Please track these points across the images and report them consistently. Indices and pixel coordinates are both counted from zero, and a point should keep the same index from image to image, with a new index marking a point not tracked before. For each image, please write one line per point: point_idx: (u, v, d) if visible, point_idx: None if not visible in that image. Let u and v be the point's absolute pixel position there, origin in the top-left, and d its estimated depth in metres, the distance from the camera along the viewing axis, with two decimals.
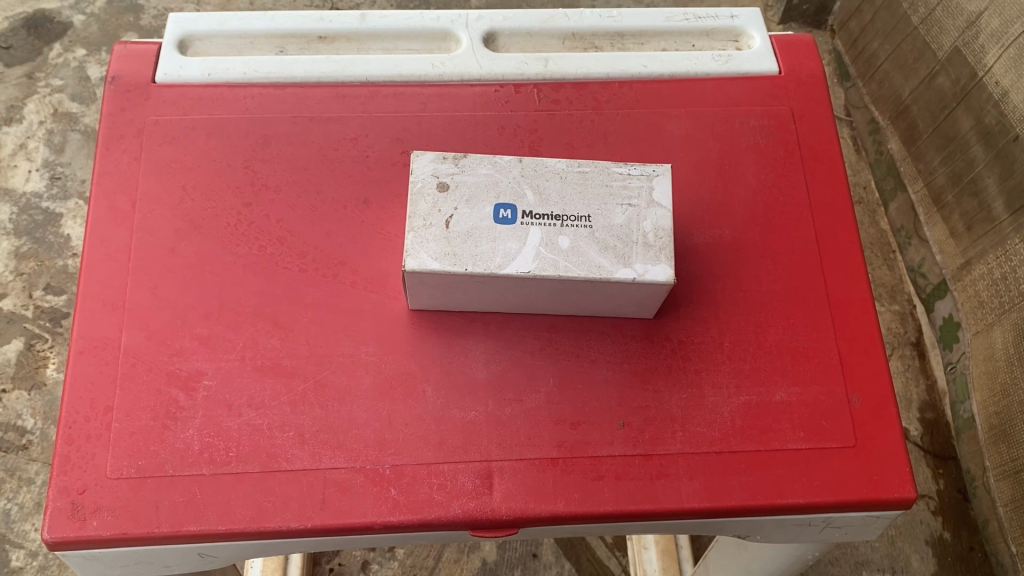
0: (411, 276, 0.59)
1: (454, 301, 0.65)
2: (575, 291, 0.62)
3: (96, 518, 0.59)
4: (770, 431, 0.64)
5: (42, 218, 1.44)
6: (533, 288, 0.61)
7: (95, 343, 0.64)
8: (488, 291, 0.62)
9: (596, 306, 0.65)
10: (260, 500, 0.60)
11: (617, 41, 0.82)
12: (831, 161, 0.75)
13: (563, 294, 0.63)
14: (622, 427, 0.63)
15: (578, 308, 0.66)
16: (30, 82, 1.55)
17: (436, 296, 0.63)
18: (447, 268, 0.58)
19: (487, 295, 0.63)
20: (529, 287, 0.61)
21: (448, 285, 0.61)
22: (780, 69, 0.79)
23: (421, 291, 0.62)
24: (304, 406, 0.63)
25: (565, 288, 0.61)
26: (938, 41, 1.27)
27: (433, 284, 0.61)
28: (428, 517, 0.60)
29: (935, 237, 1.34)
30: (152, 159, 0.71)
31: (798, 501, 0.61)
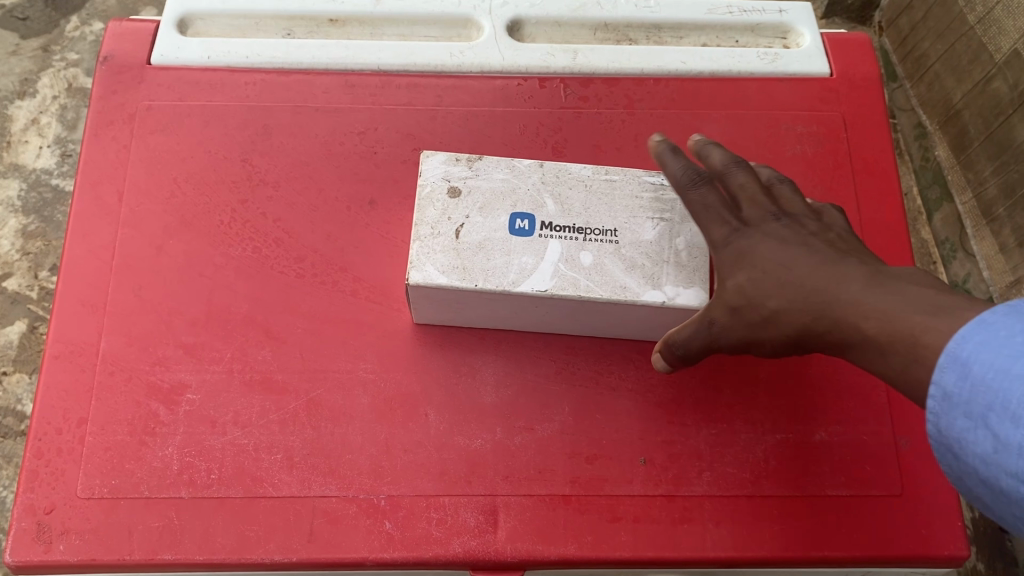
0: (413, 289, 0.53)
1: (463, 318, 0.58)
2: (597, 313, 0.55)
3: (63, 542, 0.54)
4: (807, 474, 0.58)
5: (51, 196, 1.23)
6: (550, 308, 0.55)
7: (72, 348, 0.59)
8: (500, 309, 0.56)
9: (621, 328, 0.58)
10: (242, 529, 0.55)
11: (653, 34, 0.75)
12: (885, 175, 0.68)
13: (584, 315, 0.56)
14: (644, 463, 0.57)
15: (600, 330, 0.59)
16: (46, 55, 1.33)
17: (443, 311, 0.57)
18: (455, 283, 0.52)
19: (499, 312, 0.57)
20: (545, 306, 0.55)
21: (456, 301, 0.55)
22: (832, 71, 0.72)
23: (425, 305, 0.56)
24: (294, 427, 0.57)
25: (586, 309, 0.55)
26: (996, 42, 1.17)
27: (438, 299, 0.55)
28: (425, 556, 0.54)
29: (982, 251, 1.23)
30: (143, 148, 0.65)
31: (837, 554, 0.56)
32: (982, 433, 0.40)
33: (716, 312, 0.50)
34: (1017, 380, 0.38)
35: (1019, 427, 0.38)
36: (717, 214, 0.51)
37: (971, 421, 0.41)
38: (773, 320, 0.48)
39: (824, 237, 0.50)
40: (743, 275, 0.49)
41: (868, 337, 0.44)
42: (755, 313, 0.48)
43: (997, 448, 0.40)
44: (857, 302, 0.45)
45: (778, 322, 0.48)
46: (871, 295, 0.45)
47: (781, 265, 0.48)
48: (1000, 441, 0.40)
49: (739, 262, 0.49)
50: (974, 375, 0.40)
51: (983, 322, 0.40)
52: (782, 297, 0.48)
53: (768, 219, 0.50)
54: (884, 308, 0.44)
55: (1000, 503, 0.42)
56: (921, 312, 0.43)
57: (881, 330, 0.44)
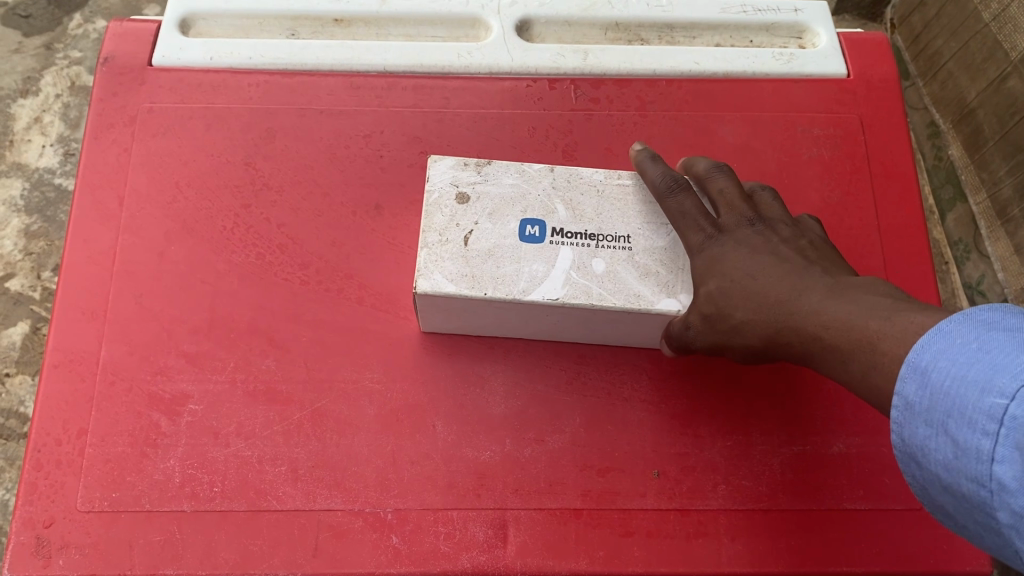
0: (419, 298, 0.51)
1: (470, 326, 0.57)
2: (610, 321, 0.54)
3: (63, 556, 0.53)
4: (825, 487, 0.56)
5: (54, 195, 1.22)
6: (561, 317, 0.53)
7: (71, 357, 0.58)
8: (509, 317, 0.54)
9: (633, 336, 0.57)
10: (245, 544, 0.53)
11: (665, 33, 0.73)
12: (904, 178, 0.66)
13: (596, 324, 0.54)
14: (657, 476, 0.56)
15: (612, 339, 0.57)
16: (49, 53, 1.31)
17: (450, 319, 0.56)
18: (464, 292, 0.50)
19: (508, 320, 0.55)
20: (556, 315, 0.53)
21: (465, 309, 0.53)
22: (849, 72, 0.70)
23: (431, 313, 0.55)
24: (299, 438, 0.56)
25: (598, 317, 0.53)
26: (1011, 40, 1.15)
27: (446, 307, 0.53)
28: (432, 571, 0.53)
29: (997, 252, 1.21)
30: (144, 152, 0.64)
31: (855, 569, 0.54)
32: (942, 440, 0.39)
33: (691, 318, 0.49)
34: (971, 383, 0.38)
35: (975, 431, 0.38)
36: (693, 222, 0.52)
37: (931, 429, 0.40)
38: (742, 326, 0.49)
39: (795, 244, 0.51)
40: (714, 282, 0.49)
41: (828, 346, 0.45)
42: (725, 321, 0.49)
43: (956, 454, 0.39)
44: (817, 312, 0.46)
45: (746, 330, 0.49)
46: (829, 303, 0.46)
47: (749, 273, 0.49)
48: (960, 447, 0.39)
49: (710, 269, 0.50)
50: (933, 383, 0.39)
51: (940, 329, 0.40)
52: (749, 306, 0.49)
53: (743, 228, 0.51)
54: (843, 314, 0.45)
55: (965, 512, 0.40)
56: (877, 317, 0.44)
57: (839, 336, 0.45)
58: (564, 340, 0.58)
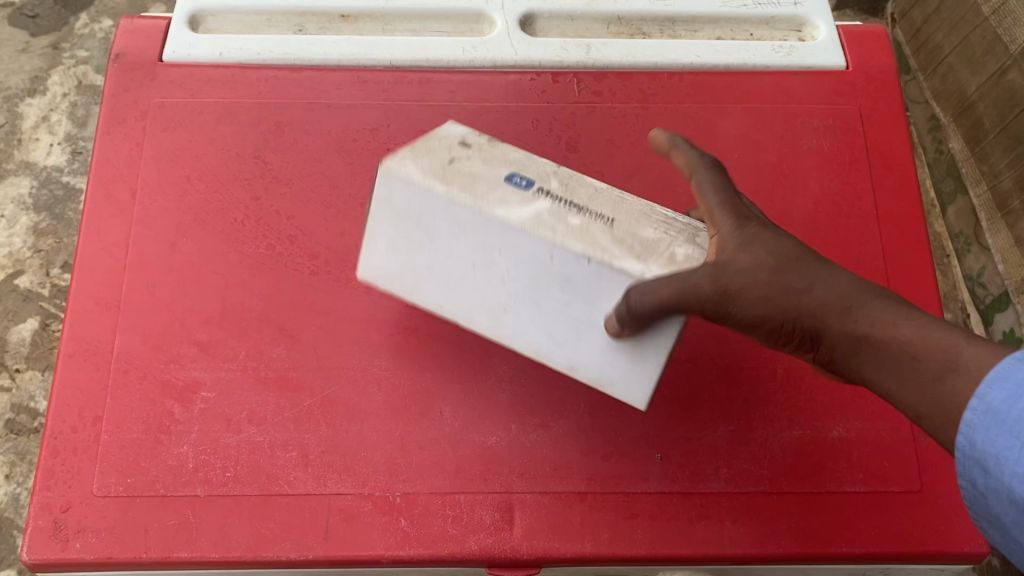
0: (392, 186, 0.49)
1: (419, 286, 0.51)
2: (560, 296, 0.48)
3: (80, 540, 0.54)
4: (825, 470, 0.57)
5: (62, 193, 1.23)
6: (511, 268, 0.48)
7: (86, 347, 0.59)
8: (460, 261, 0.50)
9: (584, 347, 0.49)
10: (258, 527, 0.55)
11: (667, 27, 0.74)
12: (903, 168, 0.67)
13: (544, 293, 0.48)
14: (660, 460, 0.57)
15: (560, 348, 0.50)
16: (55, 52, 1.32)
17: (401, 251, 0.51)
18: (430, 182, 0.48)
19: (458, 268, 0.50)
20: (507, 255, 0.48)
21: (423, 222, 0.50)
22: (848, 64, 0.71)
23: (395, 237, 0.51)
24: (310, 425, 0.57)
25: (549, 273, 0.47)
26: (1011, 33, 1.16)
27: (405, 212, 0.50)
28: (441, 553, 0.54)
29: (997, 244, 1.21)
30: (155, 146, 0.65)
31: (854, 550, 0.55)
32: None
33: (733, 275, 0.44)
34: None
35: None
36: (736, 203, 0.48)
37: (1014, 440, 0.37)
38: (787, 281, 0.44)
39: None
40: (771, 252, 0.45)
41: (899, 339, 0.41)
42: (782, 288, 0.44)
43: None
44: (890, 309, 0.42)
45: (805, 305, 0.43)
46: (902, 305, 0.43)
47: (811, 259, 0.45)
48: None
49: (762, 240, 0.45)
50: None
51: None
52: (810, 282, 0.44)
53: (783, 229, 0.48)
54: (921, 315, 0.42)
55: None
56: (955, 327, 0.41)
57: (917, 334, 0.41)
58: (510, 340, 0.50)
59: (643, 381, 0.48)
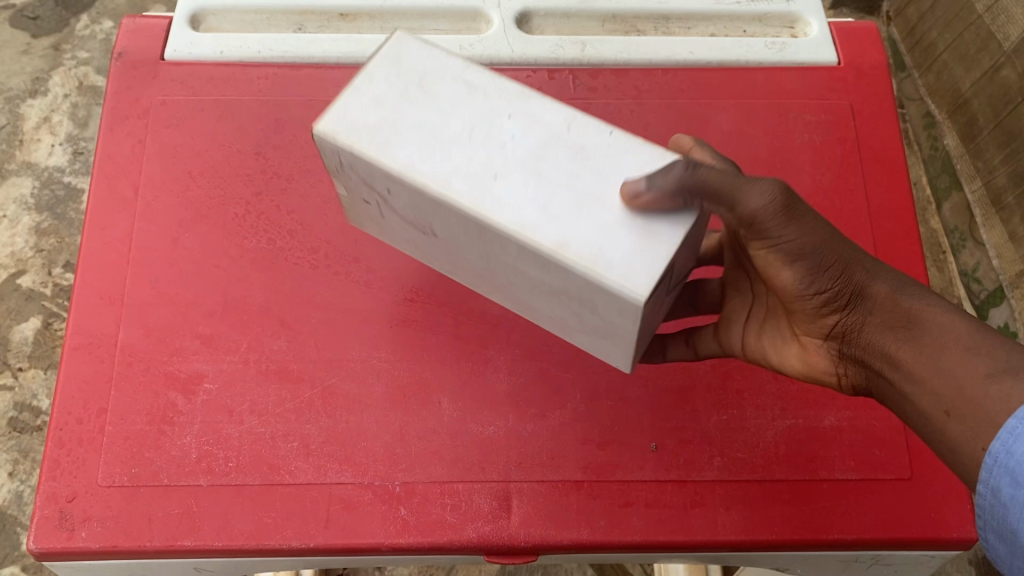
0: (408, 51, 0.49)
1: (393, 142, 0.45)
2: (563, 168, 0.45)
3: (85, 529, 0.55)
4: (817, 459, 0.58)
5: (63, 193, 1.24)
6: (513, 133, 0.46)
7: (90, 340, 0.60)
8: (456, 121, 0.46)
9: (583, 221, 0.43)
10: (260, 516, 0.55)
11: (661, 25, 0.75)
12: (894, 162, 0.68)
13: (542, 162, 0.45)
14: (655, 449, 0.58)
15: (552, 222, 0.42)
16: (56, 54, 1.33)
17: (382, 102, 0.47)
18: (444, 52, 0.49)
19: (449, 128, 0.46)
20: (512, 121, 0.46)
21: (424, 79, 0.48)
22: (840, 60, 0.72)
23: (384, 92, 0.47)
24: (310, 416, 0.58)
25: (553, 146, 0.45)
26: (1005, 31, 1.16)
27: (408, 70, 0.48)
28: (440, 541, 0.55)
29: (992, 240, 1.22)
30: (157, 143, 0.66)
31: (847, 537, 0.56)
32: None
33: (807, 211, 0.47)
34: None
35: None
36: None
37: None
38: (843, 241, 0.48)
39: None
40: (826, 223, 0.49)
41: (943, 321, 0.46)
42: (843, 244, 0.48)
43: None
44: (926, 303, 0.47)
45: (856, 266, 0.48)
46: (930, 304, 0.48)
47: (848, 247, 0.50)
48: None
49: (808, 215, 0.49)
50: None
51: None
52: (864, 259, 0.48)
53: None
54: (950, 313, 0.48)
55: None
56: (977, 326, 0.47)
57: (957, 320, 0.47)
58: (491, 212, 0.43)
59: (650, 269, 0.41)
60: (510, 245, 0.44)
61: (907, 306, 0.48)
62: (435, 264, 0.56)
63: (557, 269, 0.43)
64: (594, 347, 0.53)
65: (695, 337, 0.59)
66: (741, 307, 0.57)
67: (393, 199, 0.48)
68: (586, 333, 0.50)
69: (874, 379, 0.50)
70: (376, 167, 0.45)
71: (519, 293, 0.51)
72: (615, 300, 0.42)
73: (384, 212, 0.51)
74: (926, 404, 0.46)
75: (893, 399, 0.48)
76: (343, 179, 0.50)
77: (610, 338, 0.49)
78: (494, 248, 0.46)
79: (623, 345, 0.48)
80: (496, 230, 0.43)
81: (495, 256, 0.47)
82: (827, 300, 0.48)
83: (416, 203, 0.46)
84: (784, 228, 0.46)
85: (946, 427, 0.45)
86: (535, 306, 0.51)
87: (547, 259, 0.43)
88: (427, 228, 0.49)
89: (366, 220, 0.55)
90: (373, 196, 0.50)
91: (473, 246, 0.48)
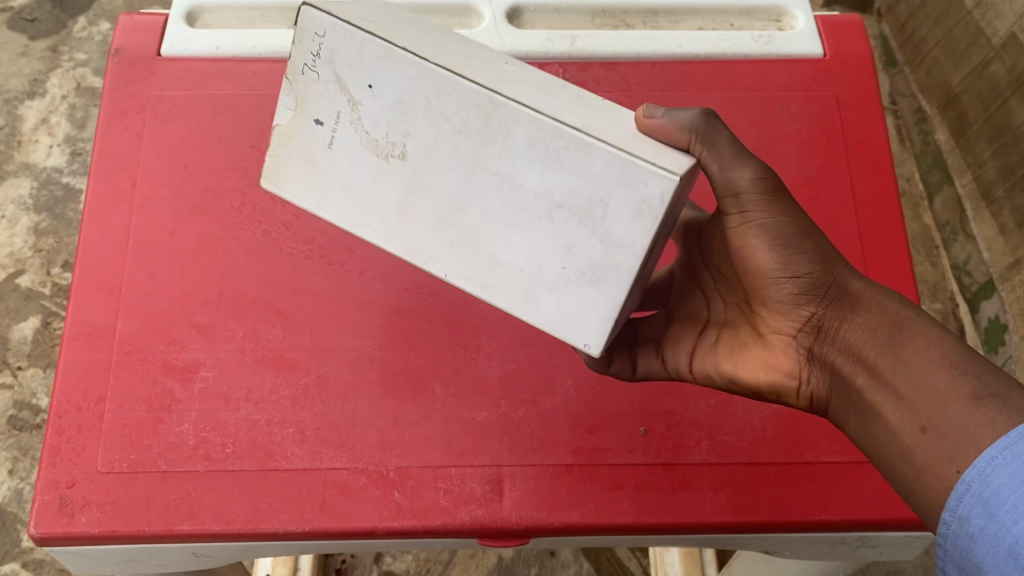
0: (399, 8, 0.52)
1: (397, 35, 0.47)
2: (563, 95, 0.47)
3: (85, 514, 0.56)
4: (803, 442, 0.60)
5: (62, 194, 1.25)
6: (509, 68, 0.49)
7: (89, 330, 0.61)
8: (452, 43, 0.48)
9: (603, 123, 0.46)
10: (256, 501, 0.56)
11: (650, 19, 0.76)
12: (878, 152, 0.70)
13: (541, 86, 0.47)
14: (644, 434, 0.59)
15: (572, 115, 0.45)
16: (54, 55, 1.34)
17: (380, 16, 0.49)
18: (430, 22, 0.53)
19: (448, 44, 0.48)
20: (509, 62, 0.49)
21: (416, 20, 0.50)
22: (825, 52, 0.73)
23: (381, 14, 0.50)
24: (306, 403, 0.59)
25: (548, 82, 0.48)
26: (993, 26, 1.17)
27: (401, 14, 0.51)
28: (433, 524, 0.56)
29: (982, 233, 1.23)
30: (155, 137, 0.67)
31: (832, 518, 0.57)
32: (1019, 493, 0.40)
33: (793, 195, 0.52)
34: None
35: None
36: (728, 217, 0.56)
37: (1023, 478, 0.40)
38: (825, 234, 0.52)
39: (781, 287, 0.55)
40: None
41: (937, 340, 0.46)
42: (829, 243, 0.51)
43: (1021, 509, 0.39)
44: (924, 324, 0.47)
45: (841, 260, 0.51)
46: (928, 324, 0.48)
47: None
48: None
49: None
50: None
51: None
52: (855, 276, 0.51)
53: None
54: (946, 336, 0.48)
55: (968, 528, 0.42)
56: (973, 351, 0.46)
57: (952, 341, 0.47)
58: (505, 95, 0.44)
59: (677, 157, 0.45)
60: (515, 133, 0.45)
61: (898, 315, 0.48)
62: (366, 227, 0.50)
63: (569, 160, 0.44)
64: (559, 318, 0.48)
65: (638, 355, 0.60)
66: (692, 333, 0.60)
67: (371, 99, 0.47)
68: (561, 285, 0.47)
69: (841, 385, 0.50)
70: (379, 44, 0.46)
71: (481, 243, 0.48)
72: (637, 191, 0.44)
73: (337, 137, 0.49)
74: (898, 421, 0.46)
75: (858, 410, 0.49)
76: (304, 85, 0.49)
77: (592, 283, 0.46)
78: (487, 147, 0.45)
79: (611, 280, 0.46)
80: (506, 107, 0.44)
81: (484, 159, 0.46)
82: (810, 286, 0.51)
83: (404, 96, 0.46)
84: (783, 196, 0.50)
85: (915, 447, 0.44)
86: (500, 251, 0.47)
87: (559, 149, 0.44)
88: (393, 149, 0.48)
89: (295, 171, 0.51)
90: (337, 110, 0.48)
91: (453, 159, 0.46)
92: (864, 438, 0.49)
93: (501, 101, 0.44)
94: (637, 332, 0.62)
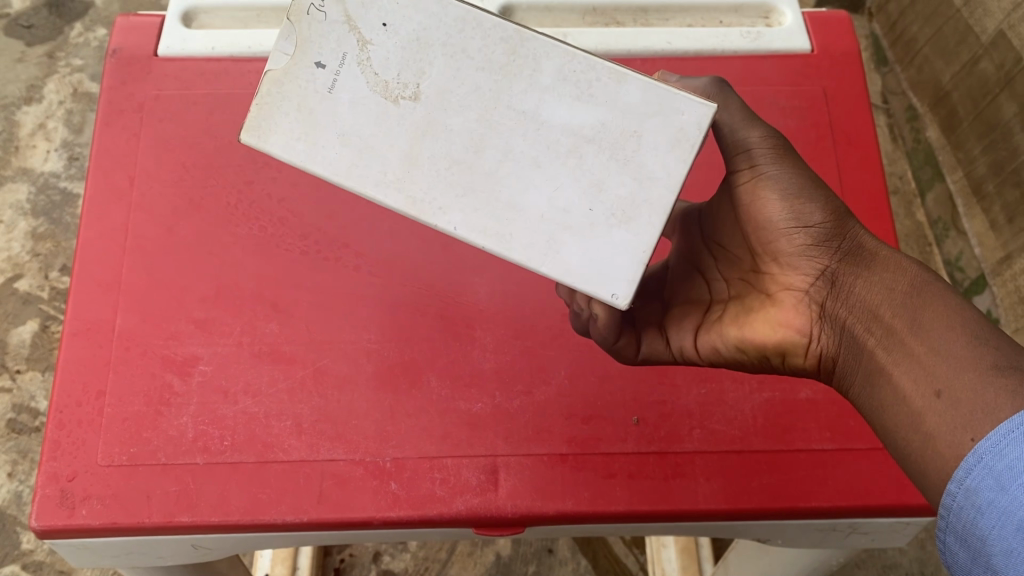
0: None
1: None
2: None
3: (85, 507, 0.57)
4: (793, 430, 0.60)
5: (59, 199, 1.25)
6: None
7: (89, 326, 0.62)
8: None
9: None
10: (255, 492, 0.57)
11: (640, 16, 0.77)
12: (865, 145, 0.71)
13: None
14: (637, 423, 0.60)
15: None
16: (50, 61, 1.35)
17: None
18: None
19: None
20: None
21: None
22: (813, 47, 0.74)
23: None
24: (303, 396, 0.60)
25: None
26: (982, 24, 1.18)
27: None
28: (429, 513, 0.57)
29: (974, 229, 1.24)
30: (152, 136, 0.68)
31: (823, 504, 0.58)
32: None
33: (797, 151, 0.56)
34: None
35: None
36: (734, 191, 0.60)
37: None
38: None
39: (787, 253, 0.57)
40: None
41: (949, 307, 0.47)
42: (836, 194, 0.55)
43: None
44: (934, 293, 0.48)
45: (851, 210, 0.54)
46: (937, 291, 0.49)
47: None
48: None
49: None
50: None
51: None
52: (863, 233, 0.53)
53: None
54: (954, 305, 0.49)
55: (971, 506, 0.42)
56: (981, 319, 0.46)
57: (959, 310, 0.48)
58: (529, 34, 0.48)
59: None
60: (543, 67, 0.47)
61: (918, 278, 0.49)
62: (366, 175, 0.48)
63: (601, 92, 0.47)
64: (584, 266, 0.46)
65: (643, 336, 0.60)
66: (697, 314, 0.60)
67: (383, 37, 0.48)
68: (585, 229, 0.47)
69: (849, 343, 0.51)
70: None
71: (499, 189, 0.47)
72: (672, 119, 0.46)
73: (340, 81, 0.49)
74: (911, 385, 0.46)
75: (870, 372, 0.49)
76: (307, 27, 0.49)
77: (622, 224, 0.46)
78: (513, 83, 0.47)
79: (643, 217, 0.46)
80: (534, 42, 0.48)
81: (507, 96, 0.47)
82: (822, 241, 0.52)
83: (422, 34, 0.48)
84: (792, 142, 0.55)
85: (927, 410, 0.45)
86: (519, 195, 0.47)
87: (589, 81, 0.47)
88: (406, 90, 0.48)
89: (285, 120, 0.49)
90: (343, 51, 0.49)
91: (472, 98, 0.48)
92: (875, 407, 0.49)
93: (529, 36, 0.48)
94: (636, 316, 0.63)
